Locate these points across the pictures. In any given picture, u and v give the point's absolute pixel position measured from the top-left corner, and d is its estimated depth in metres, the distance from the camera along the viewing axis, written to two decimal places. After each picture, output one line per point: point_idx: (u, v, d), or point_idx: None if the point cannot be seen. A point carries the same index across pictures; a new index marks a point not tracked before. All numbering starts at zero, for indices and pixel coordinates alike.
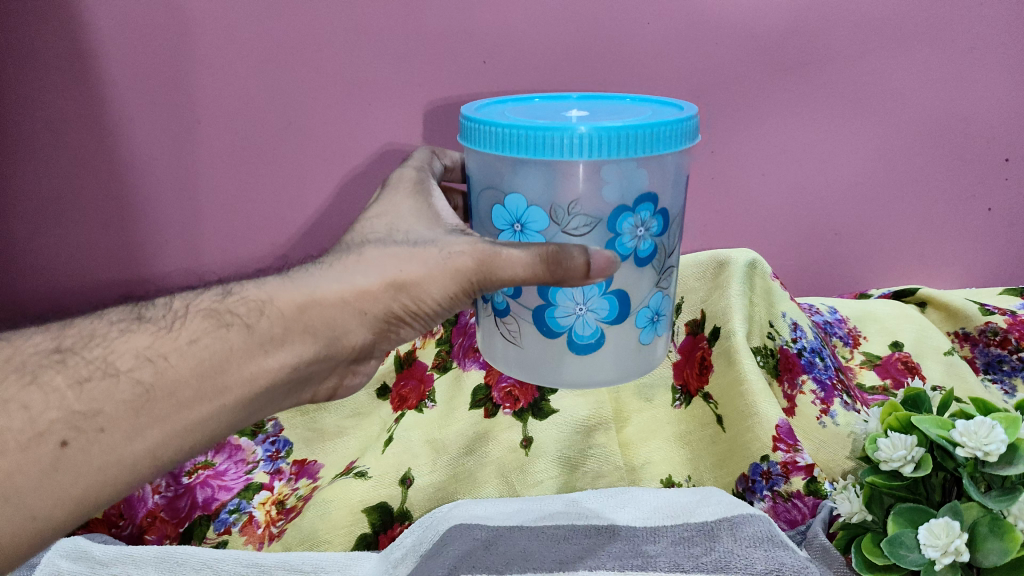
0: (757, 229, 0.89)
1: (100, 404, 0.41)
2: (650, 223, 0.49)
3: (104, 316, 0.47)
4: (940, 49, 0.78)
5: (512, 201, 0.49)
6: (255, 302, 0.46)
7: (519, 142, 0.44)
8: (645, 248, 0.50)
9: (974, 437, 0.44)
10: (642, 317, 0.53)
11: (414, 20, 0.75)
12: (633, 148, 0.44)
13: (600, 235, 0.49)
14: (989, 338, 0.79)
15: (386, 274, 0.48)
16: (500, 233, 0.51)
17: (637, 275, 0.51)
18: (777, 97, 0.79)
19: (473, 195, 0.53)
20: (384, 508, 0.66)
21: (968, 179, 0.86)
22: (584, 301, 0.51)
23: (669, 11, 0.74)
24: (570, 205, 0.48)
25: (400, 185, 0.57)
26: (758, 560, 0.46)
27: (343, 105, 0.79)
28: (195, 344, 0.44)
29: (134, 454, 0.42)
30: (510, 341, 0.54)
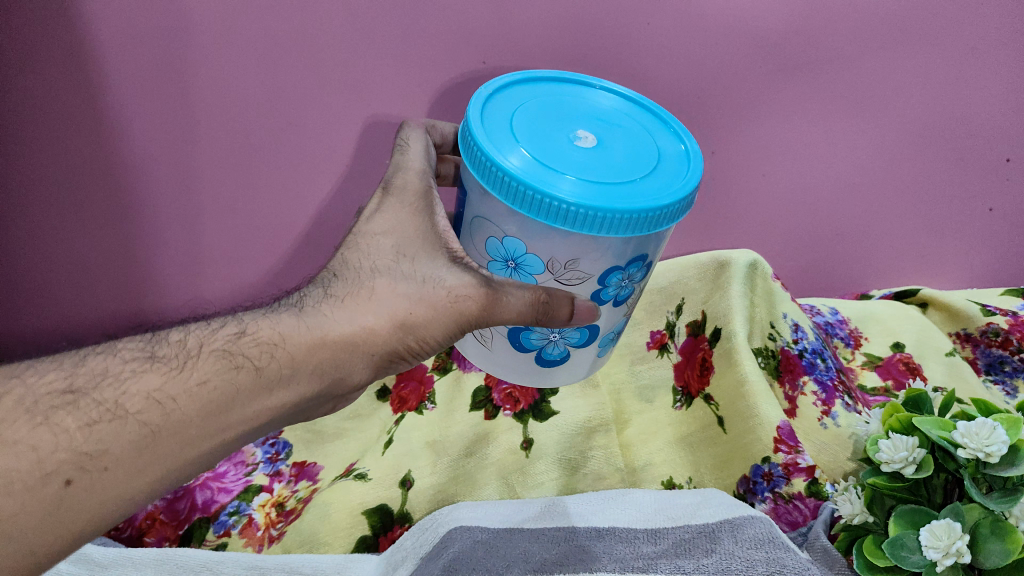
0: (754, 229, 0.90)
1: (107, 445, 0.41)
2: (634, 276, 0.53)
3: (118, 350, 0.46)
4: (944, 49, 0.76)
5: (511, 242, 0.50)
6: (267, 344, 0.46)
7: (529, 202, 0.45)
8: (623, 294, 0.54)
9: (975, 438, 0.44)
10: (605, 340, 0.58)
11: (410, 20, 0.73)
12: (634, 228, 0.46)
13: (589, 286, 0.52)
14: (991, 339, 0.78)
15: (393, 314, 0.49)
16: (492, 263, 0.53)
17: (609, 312, 0.56)
18: (778, 97, 0.79)
19: (467, 224, 0.54)
20: (383, 510, 0.65)
21: (969, 179, 0.86)
22: (559, 333, 0.55)
23: (667, 11, 0.73)
24: (567, 262, 0.50)
25: (403, 198, 0.57)
26: (759, 562, 0.45)
27: (343, 106, 0.80)
28: (204, 386, 0.44)
29: (135, 489, 0.42)
30: (479, 342, 0.58)
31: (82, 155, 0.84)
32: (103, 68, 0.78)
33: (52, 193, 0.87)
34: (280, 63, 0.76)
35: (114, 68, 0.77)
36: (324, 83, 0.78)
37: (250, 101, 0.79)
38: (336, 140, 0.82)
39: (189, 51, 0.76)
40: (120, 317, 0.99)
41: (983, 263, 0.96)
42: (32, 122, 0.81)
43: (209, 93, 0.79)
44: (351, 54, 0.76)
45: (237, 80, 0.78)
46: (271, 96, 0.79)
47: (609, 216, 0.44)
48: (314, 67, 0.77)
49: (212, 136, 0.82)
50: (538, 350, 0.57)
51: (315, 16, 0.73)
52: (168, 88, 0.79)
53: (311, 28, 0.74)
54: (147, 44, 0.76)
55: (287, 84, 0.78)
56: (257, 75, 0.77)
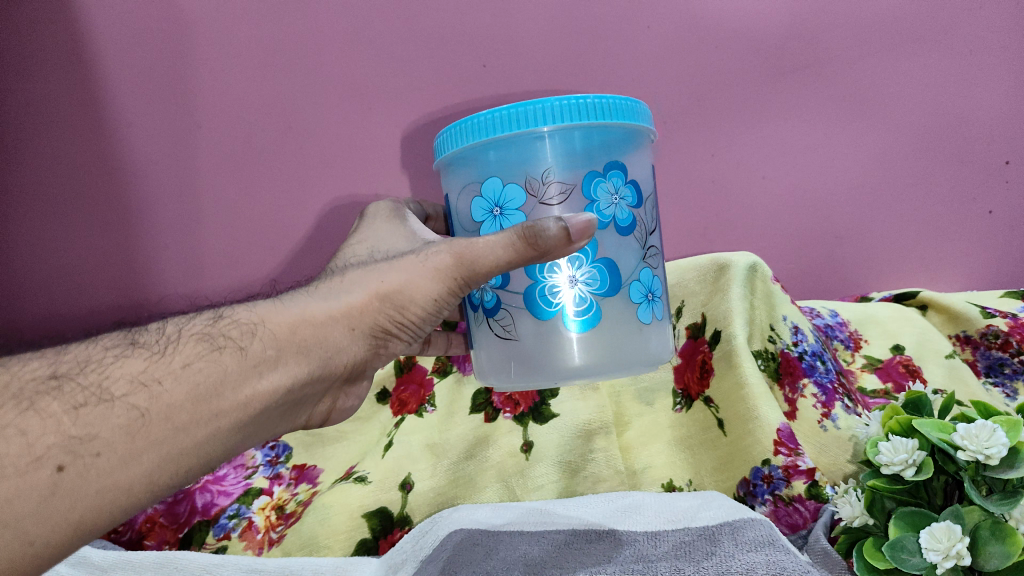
0: (754, 232, 0.89)
1: (97, 429, 0.40)
2: (623, 191, 0.51)
3: (97, 341, 0.46)
4: (933, 53, 0.81)
5: (489, 185, 0.50)
6: (247, 324, 0.47)
7: (497, 121, 0.47)
8: (623, 217, 0.51)
9: (975, 440, 0.44)
10: (635, 290, 0.52)
11: (433, 28, 0.81)
12: (599, 114, 0.48)
13: (577, 202, 0.49)
14: (990, 342, 0.76)
15: (370, 288, 0.50)
16: (480, 224, 0.51)
17: (620, 245, 0.51)
18: (776, 98, 0.84)
19: (451, 207, 0.54)
20: (384, 514, 0.65)
21: (968, 181, 0.85)
22: (574, 274, 0.50)
23: (671, 20, 0.80)
24: (545, 175, 0.49)
25: (376, 215, 0.62)
26: (760, 564, 0.44)
27: (357, 108, 0.84)
28: (189, 369, 0.44)
29: (131, 479, 0.41)
30: (505, 337, 0.52)
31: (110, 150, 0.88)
32: (149, 68, 0.84)
33: (72, 187, 0.90)
34: (307, 66, 0.82)
35: (160, 67, 0.84)
36: (346, 84, 0.83)
37: (273, 101, 0.84)
38: (347, 140, 0.85)
39: (228, 52, 0.83)
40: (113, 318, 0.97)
41: (1008, 274, 0.89)
42: (72, 119, 0.87)
43: (238, 90, 0.84)
44: (372, 58, 0.82)
45: (268, 80, 0.83)
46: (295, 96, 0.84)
47: (573, 101, 0.47)
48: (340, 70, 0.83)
49: (232, 134, 0.86)
50: (562, 311, 0.50)
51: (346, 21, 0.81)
52: (202, 87, 0.84)
53: (338, 32, 0.81)
54: (192, 46, 0.83)
55: (310, 84, 0.83)
56: (281, 75, 0.83)
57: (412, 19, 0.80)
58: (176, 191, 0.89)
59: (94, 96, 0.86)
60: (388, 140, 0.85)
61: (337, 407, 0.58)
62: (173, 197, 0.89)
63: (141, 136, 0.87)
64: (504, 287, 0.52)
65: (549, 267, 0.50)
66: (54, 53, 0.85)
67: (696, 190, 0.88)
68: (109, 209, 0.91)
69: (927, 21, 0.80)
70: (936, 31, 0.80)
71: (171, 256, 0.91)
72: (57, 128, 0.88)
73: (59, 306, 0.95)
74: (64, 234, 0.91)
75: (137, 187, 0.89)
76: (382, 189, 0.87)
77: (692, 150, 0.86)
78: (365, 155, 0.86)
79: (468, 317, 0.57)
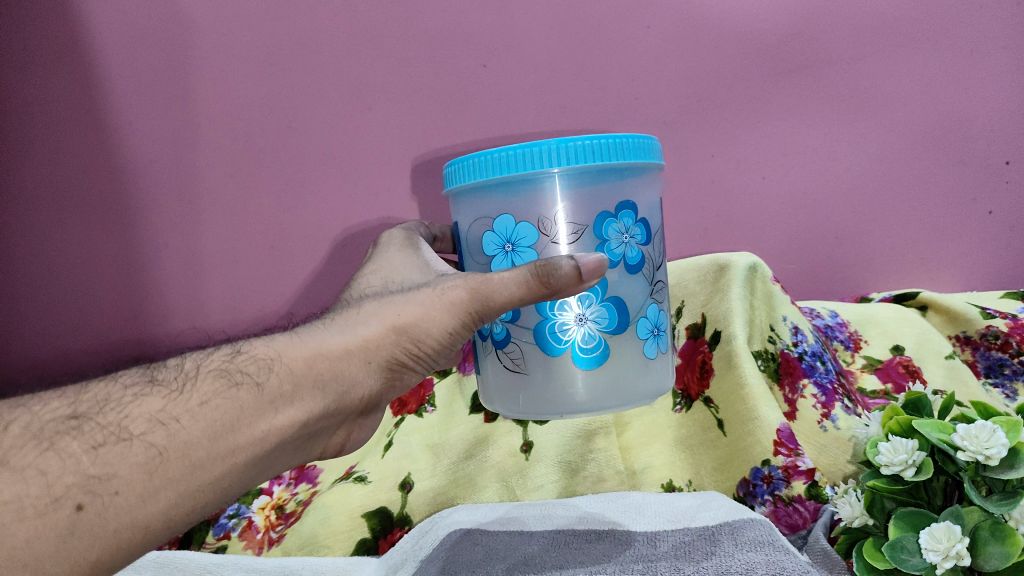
0: (754, 232, 0.88)
1: (115, 468, 0.40)
2: (634, 230, 0.51)
3: (117, 378, 0.45)
4: (929, 55, 0.82)
5: (501, 222, 0.51)
6: (264, 359, 0.46)
7: (503, 162, 0.48)
8: (634, 256, 0.51)
9: (975, 441, 0.43)
10: (643, 326, 0.52)
11: (444, 29, 0.85)
12: (607, 155, 0.48)
13: (589, 242, 0.50)
14: (990, 342, 0.76)
15: (387, 321, 0.49)
16: (491, 259, 0.51)
17: (629, 282, 0.51)
18: (776, 98, 0.84)
19: (462, 240, 0.54)
20: (383, 513, 0.65)
21: (968, 181, 0.85)
22: (582, 311, 0.50)
23: (669, 22, 0.82)
24: (557, 215, 0.49)
25: (391, 242, 0.62)
26: (759, 564, 0.44)
27: (370, 108, 0.89)
28: (206, 405, 0.43)
29: (149, 517, 0.40)
30: (512, 370, 0.52)
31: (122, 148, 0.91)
32: (173, 72, 0.90)
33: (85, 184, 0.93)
34: (320, 70, 0.88)
35: (182, 70, 0.89)
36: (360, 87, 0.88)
37: (285, 98, 0.89)
38: (354, 139, 0.90)
39: (243, 56, 0.88)
40: (117, 316, 0.98)
41: (1012, 277, 0.89)
42: (96, 118, 0.92)
43: (251, 92, 0.89)
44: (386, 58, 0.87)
45: (283, 83, 0.89)
46: (305, 95, 0.89)
47: (583, 143, 0.47)
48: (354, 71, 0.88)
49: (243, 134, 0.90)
50: (570, 348, 0.51)
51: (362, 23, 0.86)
52: (219, 91, 0.90)
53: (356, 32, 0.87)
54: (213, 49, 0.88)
55: (325, 82, 0.88)
56: (297, 75, 0.88)
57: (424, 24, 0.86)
58: (189, 187, 0.93)
59: (115, 97, 0.91)
60: (393, 141, 0.89)
61: (351, 440, 0.55)
62: (186, 193, 0.93)
63: (161, 135, 0.92)
64: (514, 321, 0.51)
65: (560, 305, 0.50)
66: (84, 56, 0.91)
67: (695, 191, 0.88)
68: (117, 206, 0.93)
69: (924, 22, 0.81)
70: (933, 32, 0.81)
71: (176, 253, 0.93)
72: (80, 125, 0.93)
73: None
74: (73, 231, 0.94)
75: (150, 183, 0.93)
76: (381, 189, 0.90)
77: (692, 150, 0.86)
78: (370, 153, 0.90)
79: (475, 346, 0.56)
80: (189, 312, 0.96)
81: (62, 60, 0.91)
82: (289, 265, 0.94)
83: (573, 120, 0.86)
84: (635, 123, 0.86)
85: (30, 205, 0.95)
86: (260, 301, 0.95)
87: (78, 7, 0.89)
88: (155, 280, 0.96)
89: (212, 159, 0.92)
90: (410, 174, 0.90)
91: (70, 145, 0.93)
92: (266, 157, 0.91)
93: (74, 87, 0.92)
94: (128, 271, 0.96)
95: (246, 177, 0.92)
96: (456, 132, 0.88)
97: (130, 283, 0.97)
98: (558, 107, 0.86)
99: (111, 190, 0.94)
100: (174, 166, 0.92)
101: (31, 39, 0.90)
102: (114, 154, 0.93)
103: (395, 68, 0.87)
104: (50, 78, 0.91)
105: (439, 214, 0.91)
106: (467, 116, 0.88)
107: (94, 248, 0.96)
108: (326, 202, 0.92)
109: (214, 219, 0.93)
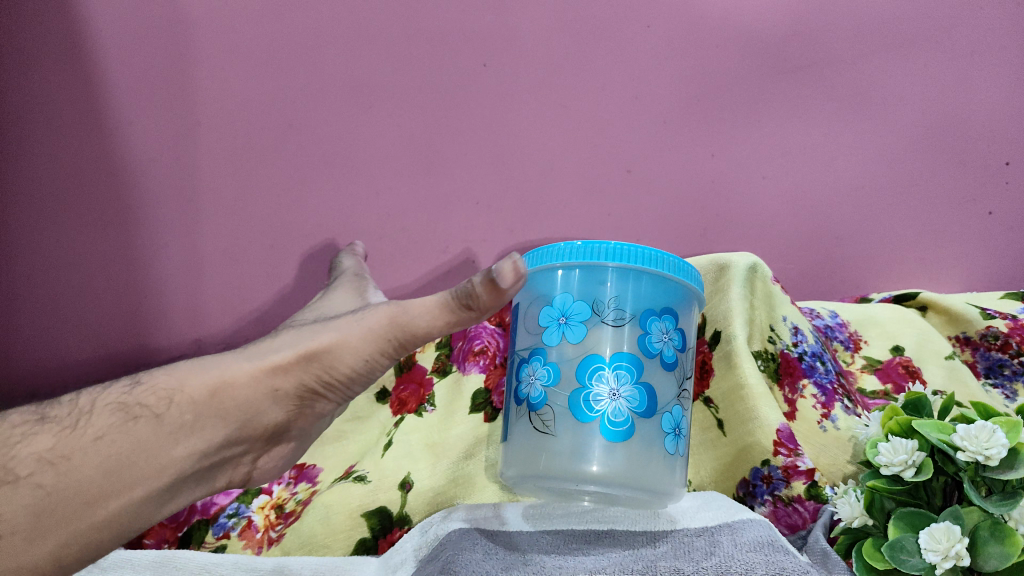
0: (756, 231, 0.87)
1: (4, 510, 0.48)
2: (672, 334, 0.57)
3: (6, 419, 0.53)
4: (925, 58, 0.85)
5: (560, 298, 0.57)
6: (163, 393, 0.52)
7: (574, 251, 0.56)
8: (669, 354, 0.56)
9: (975, 441, 0.43)
10: (667, 420, 0.54)
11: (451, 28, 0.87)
12: (657, 265, 0.56)
13: (632, 330, 0.55)
14: (990, 343, 0.76)
15: (297, 348, 0.53)
16: (544, 329, 0.57)
17: (662, 377, 0.55)
18: (777, 98, 0.85)
19: (519, 313, 0.60)
20: (383, 513, 0.64)
21: (967, 181, 0.86)
22: (618, 386, 0.53)
23: (673, 23, 0.85)
24: (611, 300, 0.56)
25: (343, 283, 0.69)
26: (758, 564, 0.44)
27: (372, 106, 0.89)
28: (100, 441, 0.50)
29: (33, 557, 0.48)
30: (539, 432, 0.53)
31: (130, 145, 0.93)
32: (181, 68, 0.91)
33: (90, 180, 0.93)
34: (325, 68, 0.89)
35: (190, 67, 0.91)
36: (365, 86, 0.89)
37: (290, 97, 0.90)
38: (355, 137, 0.90)
39: (251, 55, 0.90)
40: (103, 316, 0.95)
41: (1012, 279, 0.88)
42: (99, 114, 0.93)
43: (257, 90, 0.90)
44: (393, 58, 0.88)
45: (287, 81, 0.90)
46: (309, 94, 0.90)
47: (643, 250, 0.55)
48: (358, 69, 0.89)
49: (248, 132, 0.91)
50: (601, 417, 0.52)
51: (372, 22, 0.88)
52: (224, 88, 0.90)
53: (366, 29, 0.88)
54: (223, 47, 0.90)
55: (330, 81, 0.89)
56: (303, 73, 0.89)
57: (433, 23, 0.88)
58: (187, 184, 0.92)
59: (122, 93, 0.92)
60: (394, 139, 0.89)
61: (258, 470, 0.57)
62: (184, 189, 0.92)
63: (163, 131, 0.92)
64: (552, 385, 0.54)
65: (596, 376, 0.54)
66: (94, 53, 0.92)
67: (696, 189, 0.87)
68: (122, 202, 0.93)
69: (921, 23, 0.85)
70: (929, 33, 0.85)
71: (176, 250, 0.93)
72: (83, 120, 0.93)
73: (57, 300, 0.95)
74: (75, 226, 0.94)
75: (149, 179, 0.93)
76: (381, 187, 0.90)
77: (692, 150, 0.86)
78: (370, 151, 0.90)
79: (507, 409, 0.58)
80: (181, 311, 0.94)
81: (70, 57, 0.92)
82: (286, 264, 0.92)
83: (574, 119, 0.87)
84: (636, 122, 0.86)
85: (23, 200, 0.94)
86: (254, 299, 0.92)
87: (93, 7, 0.92)
88: (149, 278, 0.94)
89: (212, 157, 0.92)
90: (409, 172, 0.89)
91: (70, 140, 0.93)
92: (268, 155, 0.91)
93: (79, 84, 0.92)
94: (121, 268, 0.94)
95: (246, 175, 0.91)
96: (458, 131, 0.88)
97: (120, 281, 0.94)
98: (558, 107, 0.87)
99: (109, 186, 0.93)
100: (174, 163, 0.92)
101: (41, 37, 0.92)
102: (114, 150, 0.93)
103: (399, 67, 0.88)
104: (55, 75, 0.92)
105: (437, 213, 0.90)
106: (469, 116, 0.88)
107: (87, 244, 0.94)
108: (325, 200, 0.91)
109: (212, 218, 0.92)
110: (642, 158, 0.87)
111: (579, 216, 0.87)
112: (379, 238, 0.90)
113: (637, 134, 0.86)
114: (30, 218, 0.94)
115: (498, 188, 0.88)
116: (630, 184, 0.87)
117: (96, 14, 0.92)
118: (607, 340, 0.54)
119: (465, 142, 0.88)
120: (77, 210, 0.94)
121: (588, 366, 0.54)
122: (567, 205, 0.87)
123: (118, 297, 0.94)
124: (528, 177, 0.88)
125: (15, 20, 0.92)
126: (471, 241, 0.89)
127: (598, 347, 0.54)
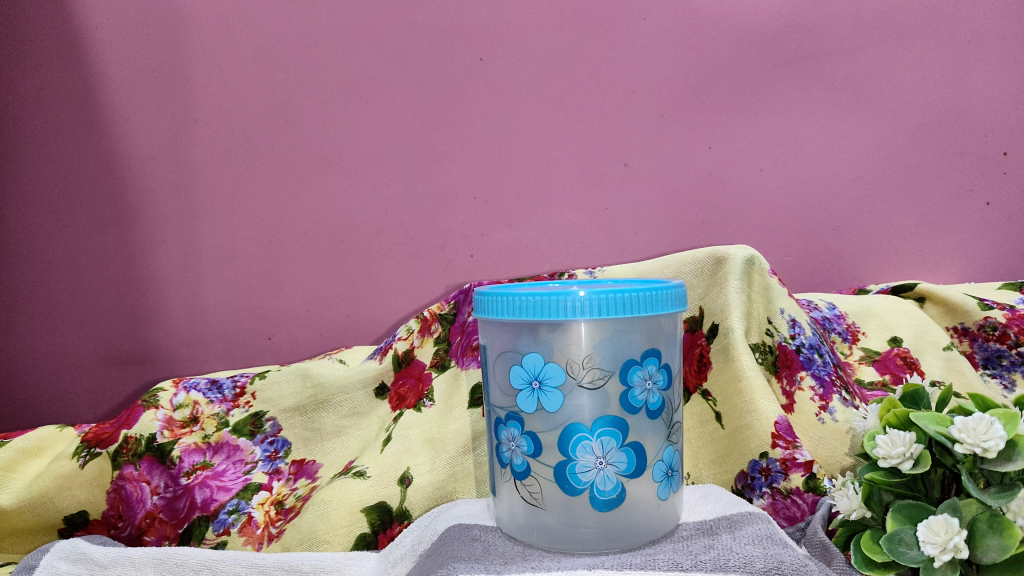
0: (753, 224, 0.87)
1: None
2: (656, 376, 0.50)
3: None
4: (925, 47, 0.84)
5: (530, 359, 0.49)
6: None
7: (533, 307, 0.45)
8: (654, 402, 0.49)
9: (973, 433, 0.43)
10: (658, 470, 0.49)
11: (448, 20, 0.86)
12: (632, 309, 0.45)
13: (612, 391, 0.48)
14: (988, 333, 0.75)
15: None
16: (519, 394, 0.49)
17: (650, 429, 0.49)
18: (777, 88, 0.85)
19: (490, 363, 0.53)
20: (383, 507, 0.62)
21: (964, 171, 0.86)
22: (604, 454, 0.47)
23: (670, 14, 0.85)
24: (586, 359, 0.48)
25: None
26: (757, 558, 0.42)
27: (369, 99, 0.88)
28: None
29: None
30: (530, 505, 0.49)
31: (130, 139, 0.92)
32: (176, 61, 0.90)
33: (91, 174, 0.93)
34: (321, 60, 0.88)
35: (186, 59, 0.90)
36: (360, 79, 0.88)
37: (285, 91, 0.89)
38: (351, 131, 0.89)
39: (247, 48, 0.89)
40: (103, 311, 0.95)
41: (1011, 270, 0.88)
42: (97, 107, 0.92)
43: (253, 84, 0.89)
44: (388, 51, 0.88)
45: (284, 75, 0.89)
46: (305, 88, 0.89)
47: (616, 295, 0.45)
48: (355, 61, 0.88)
49: (244, 126, 0.90)
50: (589, 488, 0.47)
51: (367, 13, 0.87)
52: (220, 81, 0.90)
53: (361, 22, 0.87)
54: (220, 39, 0.89)
55: (325, 74, 0.88)
56: (298, 66, 0.89)
57: (429, 14, 0.87)
58: (184, 180, 0.92)
59: (121, 88, 0.91)
60: (391, 134, 0.89)
61: None
62: (182, 184, 0.92)
63: (160, 123, 0.91)
64: (535, 455, 0.49)
65: (581, 446, 0.47)
66: (92, 46, 0.91)
67: (694, 183, 0.86)
68: (122, 196, 0.93)
69: (922, 14, 0.84)
70: (929, 24, 0.84)
71: (174, 244, 0.93)
72: (81, 114, 0.92)
73: (59, 293, 0.95)
74: (79, 220, 0.94)
75: (147, 175, 0.92)
76: (377, 183, 0.89)
77: (691, 143, 0.86)
78: (368, 146, 0.89)
79: (493, 468, 0.53)
80: (181, 309, 0.94)
81: (64, 54, 0.91)
82: (284, 262, 0.92)
83: (572, 113, 0.86)
84: (633, 116, 0.86)
85: (24, 200, 0.94)
86: (254, 296, 0.93)
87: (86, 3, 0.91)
88: (145, 274, 0.94)
89: (209, 154, 0.91)
90: (406, 168, 0.89)
91: (70, 134, 0.92)
92: (264, 150, 0.90)
93: (74, 82, 0.92)
94: (120, 268, 0.94)
95: (243, 170, 0.91)
96: (456, 126, 0.88)
97: (118, 277, 0.94)
98: (554, 100, 0.86)
99: (107, 184, 0.93)
100: (171, 161, 0.91)
101: (37, 33, 0.91)
102: (113, 145, 0.92)
103: (395, 63, 0.88)
104: (51, 73, 0.92)
105: (433, 208, 0.89)
106: (467, 110, 0.87)
107: (87, 243, 0.94)
108: (321, 198, 0.90)
109: (209, 214, 0.92)
110: (640, 151, 0.86)
111: (576, 211, 0.87)
112: (375, 233, 0.90)
113: (634, 127, 0.86)
114: (33, 213, 0.94)
115: (495, 183, 0.88)
116: (627, 178, 0.87)
117: (90, 8, 0.91)
118: (587, 406, 0.48)
119: (460, 136, 0.88)
120: (78, 204, 0.93)
121: (570, 437, 0.48)
122: (564, 200, 0.87)
123: (119, 293, 0.94)
124: (526, 172, 0.87)
125: (10, 16, 0.91)
126: (470, 237, 0.89)
127: (579, 415, 0.48)
